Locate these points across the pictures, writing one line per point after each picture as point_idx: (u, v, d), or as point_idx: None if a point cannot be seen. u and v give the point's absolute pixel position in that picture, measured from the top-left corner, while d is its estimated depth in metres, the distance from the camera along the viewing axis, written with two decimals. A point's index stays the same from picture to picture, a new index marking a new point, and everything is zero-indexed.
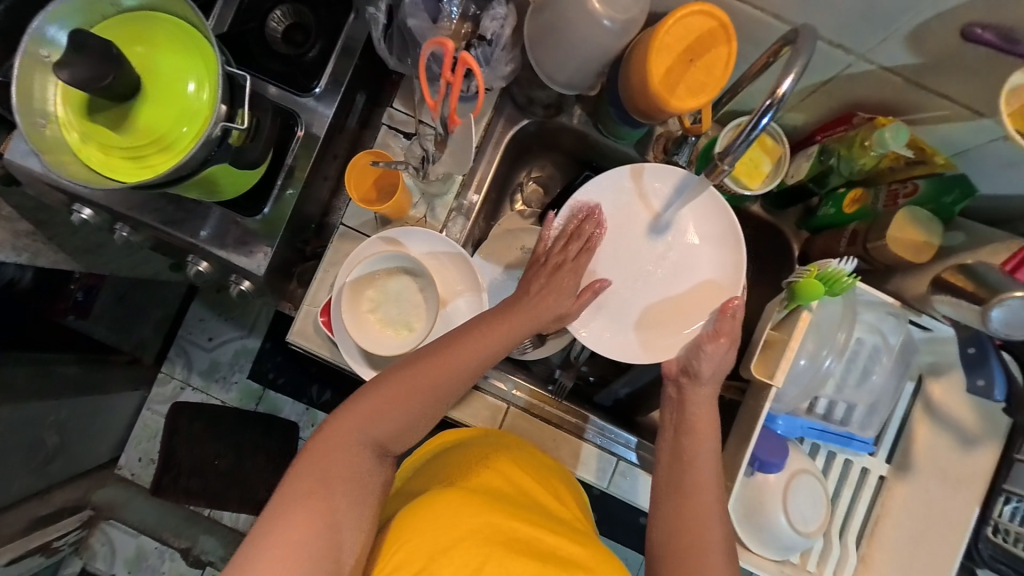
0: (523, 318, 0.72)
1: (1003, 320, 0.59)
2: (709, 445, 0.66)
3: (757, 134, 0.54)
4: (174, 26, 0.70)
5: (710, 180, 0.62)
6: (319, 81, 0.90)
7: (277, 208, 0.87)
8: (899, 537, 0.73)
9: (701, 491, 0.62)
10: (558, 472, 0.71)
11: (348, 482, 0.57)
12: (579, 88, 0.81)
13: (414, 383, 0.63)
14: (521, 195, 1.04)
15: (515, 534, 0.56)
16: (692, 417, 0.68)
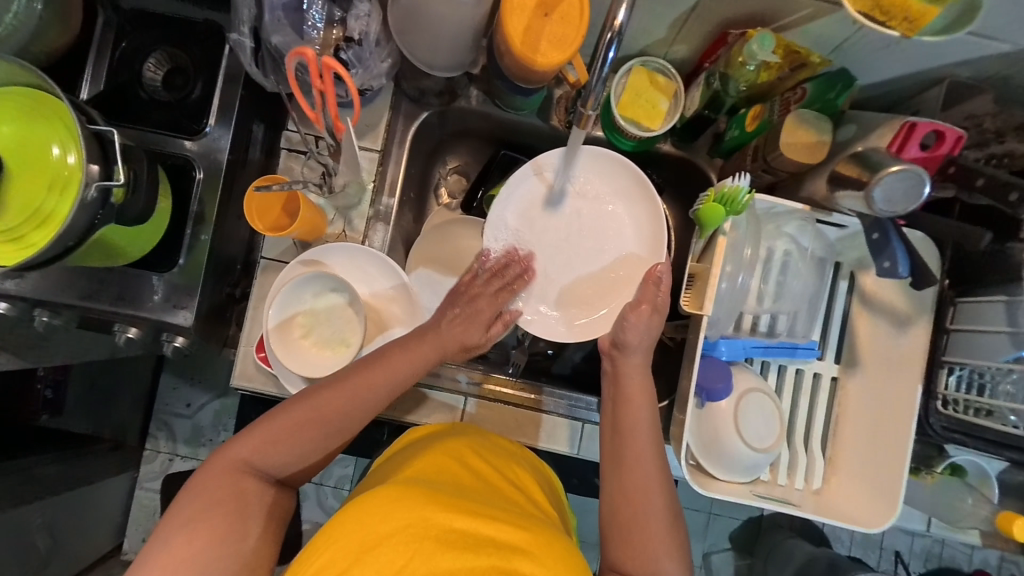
0: (429, 345, 0.75)
1: (884, 200, 0.60)
2: (643, 413, 0.70)
3: (610, 70, 0.54)
4: (26, 96, 0.68)
5: (582, 128, 0.62)
6: (207, 119, 0.87)
7: (193, 256, 0.85)
8: (859, 433, 0.75)
9: (641, 458, 0.67)
10: (520, 461, 0.71)
11: (231, 502, 0.58)
12: (461, 67, 0.81)
13: (309, 414, 0.64)
14: (445, 186, 1.03)
15: (452, 526, 0.51)
16: (627, 389, 0.73)
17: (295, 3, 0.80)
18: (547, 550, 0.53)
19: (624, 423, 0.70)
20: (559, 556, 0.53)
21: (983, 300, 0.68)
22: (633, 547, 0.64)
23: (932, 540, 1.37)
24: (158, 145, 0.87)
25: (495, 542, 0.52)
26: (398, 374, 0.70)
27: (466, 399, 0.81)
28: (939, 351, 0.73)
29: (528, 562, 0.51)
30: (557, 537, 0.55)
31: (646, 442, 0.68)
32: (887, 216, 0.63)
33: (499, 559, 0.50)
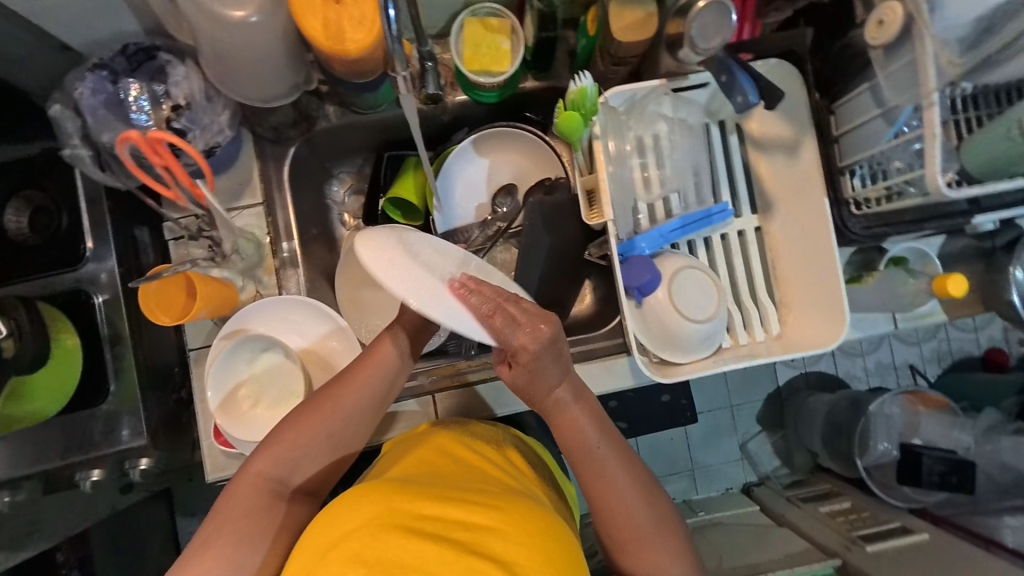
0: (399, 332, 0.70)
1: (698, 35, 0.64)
2: (601, 466, 0.65)
3: (400, 28, 0.56)
4: None
5: (405, 93, 0.64)
6: (85, 242, 0.83)
7: (121, 377, 0.82)
8: (795, 264, 0.78)
9: (619, 510, 0.65)
10: (506, 444, 0.73)
11: (249, 516, 0.59)
12: (297, 86, 0.80)
13: (321, 410, 0.64)
14: (347, 210, 1.01)
15: (419, 513, 0.51)
16: (582, 447, 0.66)
17: (113, 96, 0.78)
18: (523, 527, 0.53)
19: (590, 482, 0.66)
20: (534, 530, 0.53)
21: (852, 96, 0.70)
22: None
23: (939, 340, 1.40)
24: (46, 287, 0.83)
25: (463, 523, 0.52)
26: (383, 366, 0.67)
27: (434, 399, 0.83)
28: (835, 161, 0.75)
29: (500, 540, 0.51)
30: (534, 514, 0.55)
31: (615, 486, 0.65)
32: (720, 51, 0.66)
33: (471, 540, 0.50)
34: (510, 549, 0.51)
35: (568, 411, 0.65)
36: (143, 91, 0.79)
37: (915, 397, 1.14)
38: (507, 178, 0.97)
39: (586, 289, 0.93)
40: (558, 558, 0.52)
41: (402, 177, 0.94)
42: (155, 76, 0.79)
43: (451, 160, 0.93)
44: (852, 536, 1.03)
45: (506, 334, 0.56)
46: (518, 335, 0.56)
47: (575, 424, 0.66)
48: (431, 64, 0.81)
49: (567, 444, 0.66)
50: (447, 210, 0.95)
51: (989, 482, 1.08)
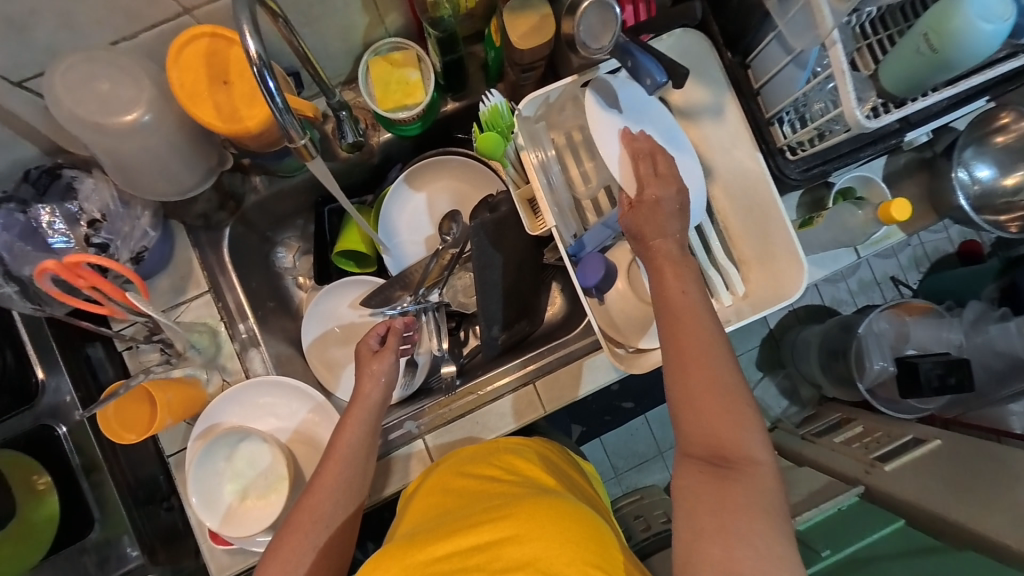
0: (360, 412, 0.71)
1: (589, 37, 0.66)
2: (698, 328, 0.59)
3: (284, 98, 0.54)
4: None
5: (311, 159, 0.62)
6: (34, 374, 0.79)
7: (106, 503, 0.79)
8: (744, 222, 0.79)
9: (715, 408, 0.56)
10: (508, 447, 0.73)
11: None
12: (211, 172, 0.77)
13: (300, 518, 0.64)
14: (300, 272, 1.00)
15: (433, 557, 0.56)
16: (693, 334, 0.59)
17: (27, 226, 0.75)
18: (531, 522, 0.55)
19: (685, 377, 0.58)
20: (543, 524, 0.55)
21: (763, 47, 0.71)
22: (730, 517, 0.52)
23: (912, 246, 1.41)
24: (10, 429, 0.78)
25: (476, 544, 0.55)
26: (349, 456, 0.68)
27: (424, 441, 0.81)
28: (761, 113, 0.74)
29: (516, 545, 0.54)
30: (537, 506, 0.57)
31: (717, 387, 0.57)
32: (620, 39, 0.65)
33: (490, 560, 0.54)
34: (528, 550, 0.53)
35: (675, 263, 0.62)
36: (57, 214, 0.76)
37: (901, 311, 1.15)
38: (448, 206, 0.95)
39: (555, 290, 0.97)
40: (575, 529, 0.55)
41: (345, 230, 0.93)
42: (65, 195, 0.76)
43: (388, 202, 0.92)
44: (869, 459, 1.04)
45: (645, 175, 0.66)
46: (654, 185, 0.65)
47: (686, 296, 0.61)
48: (342, 114, 0.78)
49: (678, 327, 0.59)
50: (396, 250, 0.94)
51: (986, 373, 1.08)
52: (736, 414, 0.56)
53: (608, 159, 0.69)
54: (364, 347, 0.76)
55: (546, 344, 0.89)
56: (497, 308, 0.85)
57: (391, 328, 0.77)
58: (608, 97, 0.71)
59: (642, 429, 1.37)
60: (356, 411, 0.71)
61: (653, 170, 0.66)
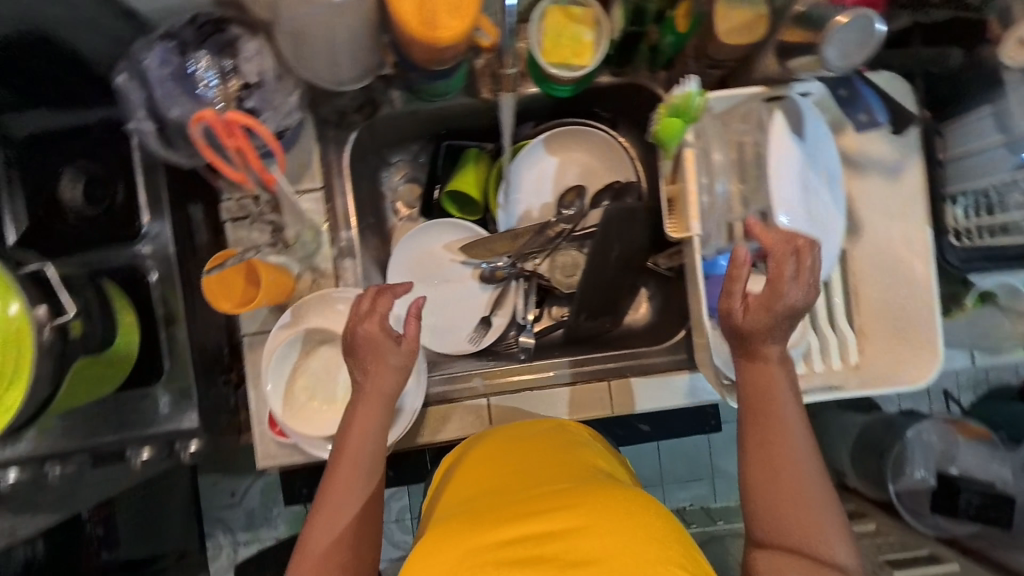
0: (366, 401, 0.67)
1: (840, 54, 0.59)
2: (779, 430, 0.57)
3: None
4: None
5: None
6: (141, 219, 0.79)
7: (176, 358, 0.81)
8: (879, 295, 0.76)
9: (797, 501, 0.54)
10: (567, 439, 0.74)
11: None
12: (367, 72, 0.76)
13: (342, 480, 0.64)
14: (400, 199, 1.01)
15: (502, 537, 0.56)
16: (777, 422, 0.58)
17: (182, 69, 0.73)
18: (603, 512, 0.56)
19: (764, 462, 0.57)
20: (612, 512, 0.56)
21: (969, 119, 0.67)
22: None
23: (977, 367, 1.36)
24: (103, 263, 0.78)
25: (548, 530, 0.56)
26: (375, 435, 0.66)
27: (489, 401, 0.83)
28: (940, 184, 0.71)
29: (588, 534, 0.54)
30: (608, 497, 0.58)
31: (799, 484, 0.55)
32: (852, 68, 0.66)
33: (563, 548, 0.54)
34: (601, 541, 0.53)
35: (773, 367, 0.59)
36: (212, 65, 0.73)
37: (956, 427, 1.07)
38: (575, 180, 0.92)
39: (642, 297, 0.95)
40: (643, 520, 0.55)
41: (461, 170, 0.93)
42: (226, 50, 0.74)
43: (520, 158, 0.90)
44: (879, 560, 1.01)
45: (783, 276, 0.57)
46: (795, 287, 0.57)
47: (777, 402, 0.58)
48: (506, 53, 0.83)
49: (764, 414, 0.58)
50: (511, 207, 0.91)
51: None
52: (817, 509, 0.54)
53: (780, 204, 0.64)
54: (373, 341, 0.67)
55: (622, 345, 0.89)
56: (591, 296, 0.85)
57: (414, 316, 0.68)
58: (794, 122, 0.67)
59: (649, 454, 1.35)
60: (366, 400, 0.67)
61: (794, 273, 0.58)
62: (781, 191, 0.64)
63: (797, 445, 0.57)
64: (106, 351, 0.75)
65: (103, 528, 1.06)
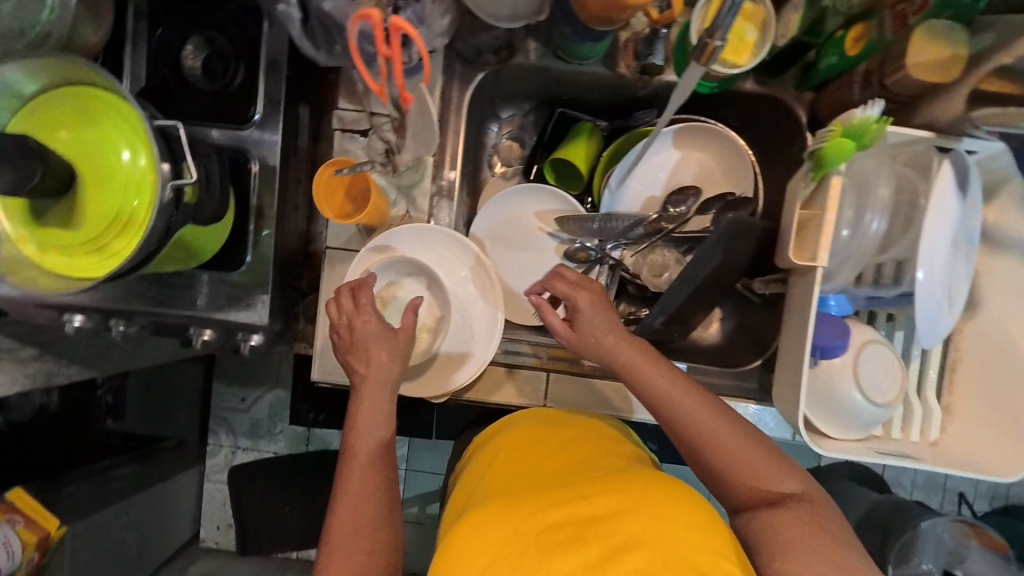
0: (375, 381, 0.70)
1: None
2: (694, 424, 0.64)
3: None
4: (92, 98, 0.60)
5: (700, 64, 0.55)
6: (255, 107, 0.79)
7: (258, 253, 0.81)
8: (981, 378, 0.73)
9: (736, 457, 0.62)
10: (594, 428, 0.73)
11: (365, 532, 0.64)
12: (525, 18, 0.71)
13: (363, 448, 0.68)
14: (499, 156, 0.99)
15: (544, 522, 0.56)
16: (703, 421, 0.64)
17: None
18: (645, 499, 0.55)
19: (690, 434, 0.64)
20: (655, 502, 0.55)
21: None
22: (814, 553, 0.55)
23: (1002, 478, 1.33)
24: (204, 136, 0.80)
25: (590, 515, 0.55)
26: (381, 406, 0.70)
27: (548, 376, 0.84)
28: None
29: (630, 519, 0.54)
30: (651, 484, 0.57)
31: (747, 464, 0.62)
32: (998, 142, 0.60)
33: (607, 532, 0.53)
34: (643, 527, 0.53)
35: (666, 369, 0.67)
36: None
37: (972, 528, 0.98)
38: (690, 180, 0.88)
39: (715, 316, 0.92)
40: (685, 507, 0.54)
41: (570, 142, 0.90)
42: None
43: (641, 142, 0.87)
44: None
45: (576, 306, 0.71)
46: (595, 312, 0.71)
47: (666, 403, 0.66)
48: (662, 31, 0.78)
49: (687, 417, 0.64)
50: (618, 190, 0.88)
51: None
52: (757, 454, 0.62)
53: (925, 259, 0.61)
54: (356, 333, 0.72)
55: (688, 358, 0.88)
56: (677, 304, 0.82)
57: (410, 308, 0.75)
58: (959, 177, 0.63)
59: None
60: (369, 382, 0.70)
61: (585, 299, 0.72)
62: (935, 250, 0.61)
63: (732, 437, 0.63)
64: (216, 227, 0.70)
65: (114, 396, 1.19)
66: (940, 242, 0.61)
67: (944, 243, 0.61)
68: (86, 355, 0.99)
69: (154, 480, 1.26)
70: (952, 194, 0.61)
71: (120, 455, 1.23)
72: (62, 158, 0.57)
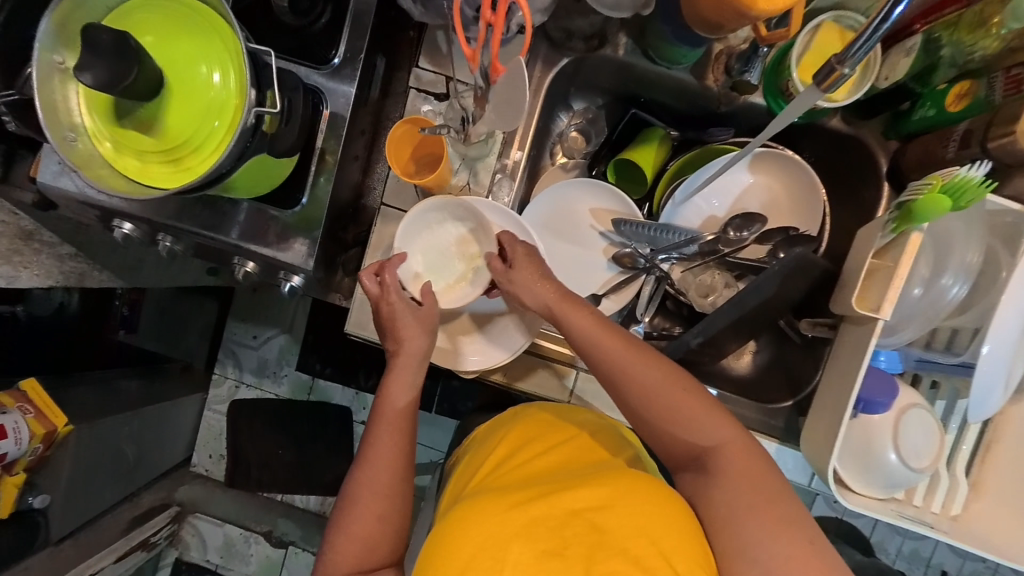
0: (406, 359, 0.71)
1: None
2: (626, 379, 0.64)
3: (886, 31, 0.44)
4: (192, 8, 0.59)
5: (820, 92, 0.51)
6: (336, 50, 0.79)
7: (313, 197, 0.81)
8: (1017, 463, 0.72)
9: (665, 412, 0.63)
10: (588, 422, 0.73)
11: (378, 505, 0.66)
12: (628, 9, 0.69)
13: (385, 420, 0.69)
14: (563, 145, 0.98)
15: (528, 517, 0.55)
16: (635, 378, 0.64)
17: None
18: (630, 497, 0.56)
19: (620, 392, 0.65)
20: (641, 501, 0.56)
21: None
22: (756, 521, 0.56)
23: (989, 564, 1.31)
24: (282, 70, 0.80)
25: (576, 510, 0.56)
26: (407, 379, 0.71)
27: (577, 374, 0.84)
28: None
29: (613, 513, 0.55)
30: (639, 483, 0.58)
31: (678, 412, 0.63)
32: None
33: (590, 529, 0.54)
34: (627, 525, 0.54)
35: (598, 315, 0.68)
36: None
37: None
38: (755, 207, 0.86)
39: (749, 348, 0.90)
40: (670, 511, 0.56)
41: (640, 145, 0.88)
42: None
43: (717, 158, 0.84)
44: None
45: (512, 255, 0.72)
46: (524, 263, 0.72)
47: (598, 349, 0.66)
48: (763, 50, 0.75)
49: (622, 370, 0.64)
50: (680, 203, 0.86)
51: None
52: (680, 406, 0.63)
53: (994, 334, 0.59)
54: (383, 312, 0.73)
55: (716, 383, 0.88)
56: (719, 327, 0.80)
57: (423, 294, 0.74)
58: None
59: None
60: (400, 358, 0.71)
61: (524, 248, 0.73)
62: (1009, 327, 0.59)
63: (661, 389, 0.63)
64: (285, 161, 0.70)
65: (130, 309, 1.26)
66: (1015, 321, 0.59)
67: (1020, 322, 0.59)
68: (111, 259, 0.99)
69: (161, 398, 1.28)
70: None
71: (128, 368, 1.26)
72: (154, 63, 0.56)
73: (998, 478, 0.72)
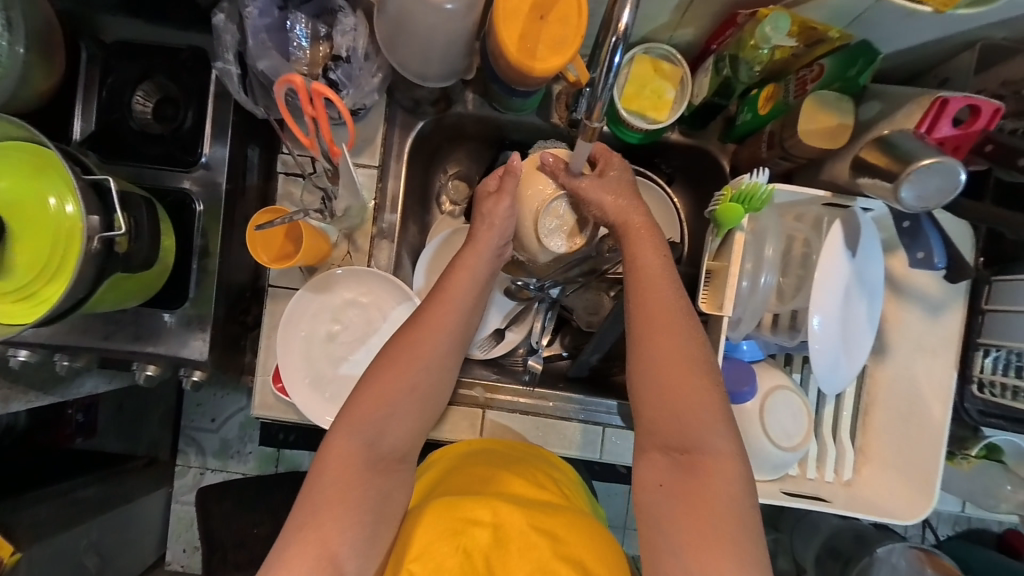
0: (438, 335, 0.71)
1: (914, 195, 0.57)
2: (674, 316, 0.66)
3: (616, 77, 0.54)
4: (26, 152, 0.62)
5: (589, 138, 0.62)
6: (203, 149, 0.80)
7: (202, 288, 0.82)
8: (889, 421, 0.77)
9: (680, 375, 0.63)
10: (539, 463, 0.78)
11: (338, 501, 0.62)
12: (455, 74, 0.76)
13: (384, 388, 0.67)
14: (446, 194, 1.00)
15: (479, 520, 0.63)
16: (663, 313, 0.66)
17: (279, 23, 0.72)
18: (571, 528, 0.64)
19: (642, 375, 0.65)
20: (586, 533, 0.65)
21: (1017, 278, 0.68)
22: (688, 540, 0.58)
23: None
24: (156, 181, 0.80)
25: (531, 526, 0.63)
26: (429, 356, 0.70)
27: (485, 411, 0.86)
28: (975, 334, 0.72)
29: (559, 545, 0.62)
30: (579, 519, 0.66)
31: (683, 360, 0.64)
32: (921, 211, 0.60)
33: (534, 544, 0.61)
34: (570, 549, 0.62)
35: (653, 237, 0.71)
36: (306, 28, 0.74)
37: (929, 559, 0.88)
38: None
39: None
40: (598, 540, 0.64)
41: None
42: (324, 17, 0.74)
43: None
44: None
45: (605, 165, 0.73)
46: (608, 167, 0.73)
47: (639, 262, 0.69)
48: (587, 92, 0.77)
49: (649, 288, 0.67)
50: None
51: None
52: (690, 374, 0.63)
53: (818, 310, 0.65)
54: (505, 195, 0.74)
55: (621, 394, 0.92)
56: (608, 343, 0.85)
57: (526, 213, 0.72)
58: (851, 236, 0.67)
59: (619, 502, 1.20)
60: (427, 329, 0.70)
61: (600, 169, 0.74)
62: (824, 303, 0.65)
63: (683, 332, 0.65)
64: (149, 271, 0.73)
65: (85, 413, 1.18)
66: (829, 298, 0.66)
67: (835, 299, 0.66)
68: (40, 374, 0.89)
69: (121, 501, 1.16)
70: (837, 251, 0.66)
71: (87, 475, 1.13)
72: None
73: (876, 438, 0.77)
